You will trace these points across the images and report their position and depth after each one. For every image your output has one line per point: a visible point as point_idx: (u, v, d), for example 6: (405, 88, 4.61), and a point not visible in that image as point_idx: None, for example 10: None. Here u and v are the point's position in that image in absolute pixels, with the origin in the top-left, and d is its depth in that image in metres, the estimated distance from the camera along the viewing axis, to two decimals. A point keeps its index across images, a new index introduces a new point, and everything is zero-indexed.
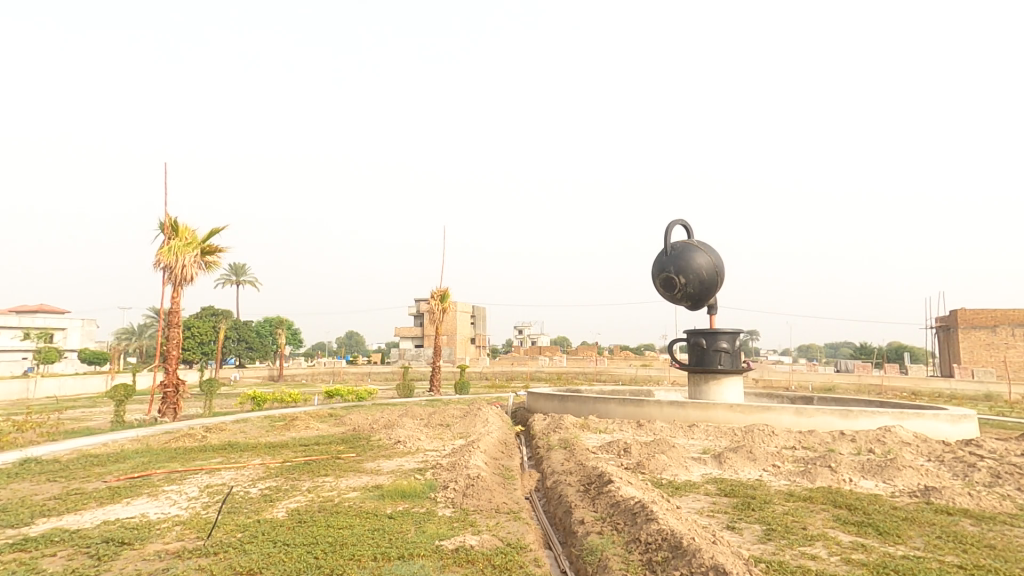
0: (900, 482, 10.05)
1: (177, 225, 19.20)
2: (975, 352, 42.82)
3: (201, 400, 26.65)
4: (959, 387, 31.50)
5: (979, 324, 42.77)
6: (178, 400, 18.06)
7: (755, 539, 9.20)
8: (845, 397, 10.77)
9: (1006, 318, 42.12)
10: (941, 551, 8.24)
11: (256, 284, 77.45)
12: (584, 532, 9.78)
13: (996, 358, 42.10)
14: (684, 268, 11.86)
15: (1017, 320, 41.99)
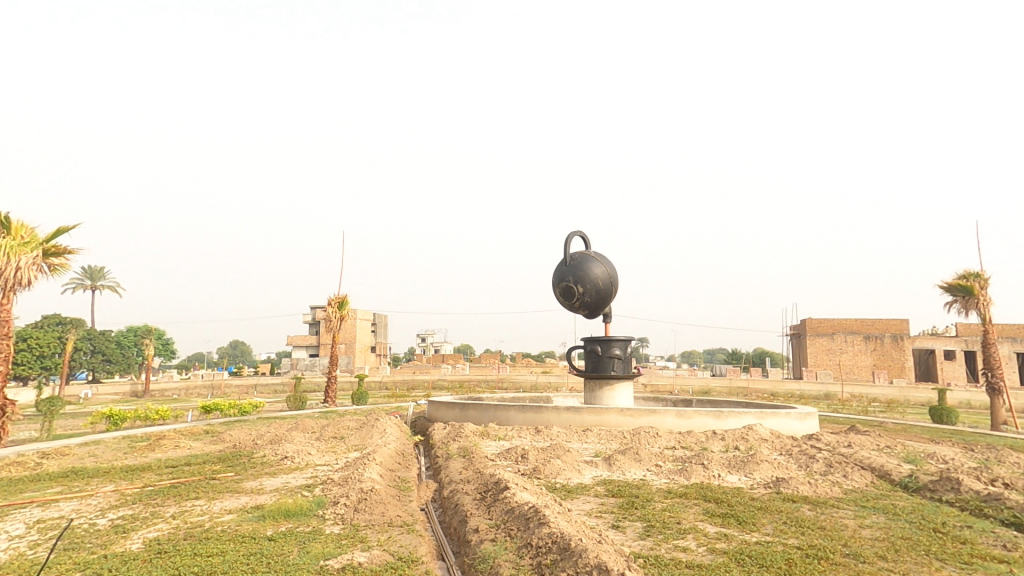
0: (758, 475, 11.22)
1: (9, 222, 16.75)
2: (818, 357, 48.22)
3: (36, 423, 23.22)
4: (807, 389, 35.61)
5: (822, 332, 48.51)
6: (3, 423, 15.76)
7: (635, 536, 9.81)
8: (717, 399, 11.73)
9: (842, 327, 48.22)
10: (786, 537, 9.50)
11: (115, 290, 69.07)
12: (478, 540, 9.79)
13: (835, 361, 47.96)
14: (582, 278, 12.38)
15: (847, 328, 48.18)
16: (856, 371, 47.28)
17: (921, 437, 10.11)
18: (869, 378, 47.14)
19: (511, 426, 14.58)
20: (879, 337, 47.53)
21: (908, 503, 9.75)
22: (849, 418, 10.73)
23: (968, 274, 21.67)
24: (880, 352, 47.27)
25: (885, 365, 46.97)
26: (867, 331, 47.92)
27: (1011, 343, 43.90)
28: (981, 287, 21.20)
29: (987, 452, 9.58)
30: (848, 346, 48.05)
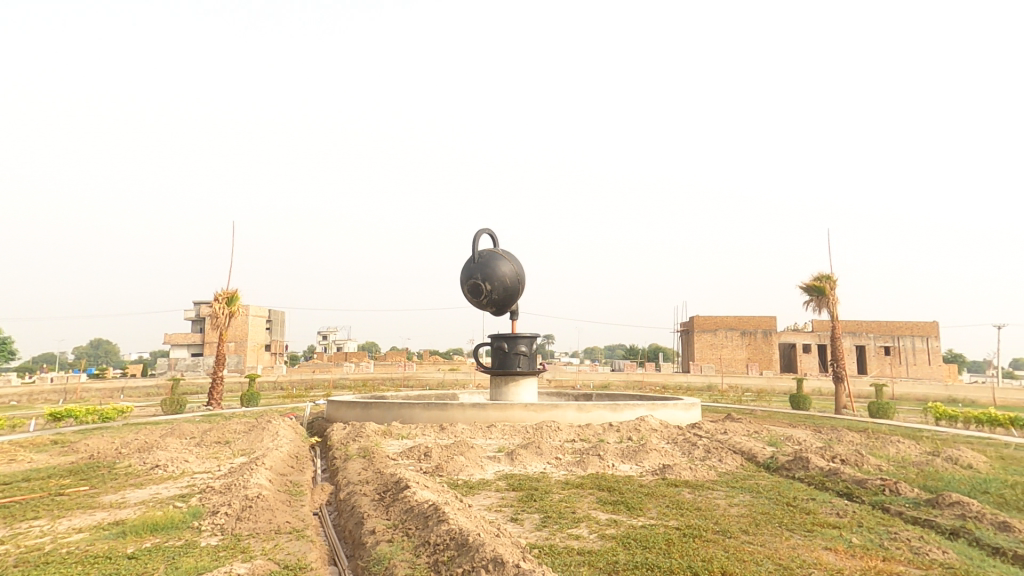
0: (647, 463, 11.98)
1: None
2: (704, 351, 52.81)
3: None
4: (692, 381, 38.72)
5: (707, 328, 53.09)
6: None
7: (532, 527, 10.12)
8: (614, 392, 12.40)
9: (723, 323, 52.84)
10: (667, 518, 10.69)
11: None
12: (373, 542, 9.49)
13: (716, 355, 52.47)
14: (489, 276, 12.52)
15: (727, 325, 52.79)
16: (733, 364, 51.92)
17: (781, 422, 11.28)
18: (744, 369, 51.90)
19: (415, 424, 14.44)
20: (753, 333, 52.31)
21: (768, 482, 10.97)
22: (726, 407, 11.74)
23: (822, 275, 24.62)
24: (754, 346, 52.22)
25: (757, 359, 51.95)
26: (743, 327, 52.65)
27: (853, 337, 50.29)
28: (830, 288, 24.11)
29: (831, 433, 10.91)
30: (728, 340, 52.70)
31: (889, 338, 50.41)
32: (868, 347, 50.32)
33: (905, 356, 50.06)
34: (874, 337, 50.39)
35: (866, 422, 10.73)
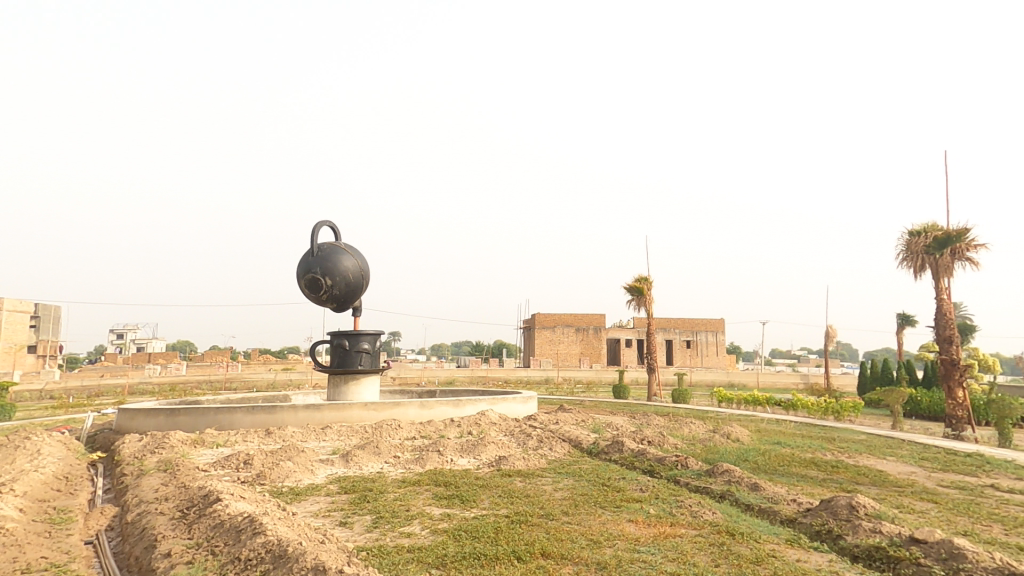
0: (484, 456, 12.38)
1: None
2: (543, 347, 56.74)
3: None
4: (532, 375, 42.11)
5: (547, 325, 57.18)
6: None
7: (362, 530, 9.78)
8: (458, 389, 12.68)
9: (561, 321, 57.22)
10: (498, 506, 11.30)
11: None
12: (166, 567, 8.12)
13: (554, 351, 56.56)
14: (330, 271, 11.89)
15: (563, 322, 57.26)
16: (569, 359, 56.43)
17: (604, 410, 12.41)
18: (577, 363, 56.59)
19: (236, 430, 13.20)
20: (585, 330, 57.09)
21: (589, 465, 12.03)
22: (559, 398, 12.63)
23: (643, 276, 28.09)
24: (587, 342, 56.97)
25: (590, 352, 56.62)
26: (579, 324, 57.17)
27: (665, 332, 57.37)
28: (647, 288, 27.56)
29: (642, 418, 12.23)
30: (565, 337, 56.96)
31: (691, 334, 57.69)
32: (674, 342, 57.59)
33: (703, 350, 57.24)
34: (679, 333, 57.64)
35: (669, 407, 12.20)
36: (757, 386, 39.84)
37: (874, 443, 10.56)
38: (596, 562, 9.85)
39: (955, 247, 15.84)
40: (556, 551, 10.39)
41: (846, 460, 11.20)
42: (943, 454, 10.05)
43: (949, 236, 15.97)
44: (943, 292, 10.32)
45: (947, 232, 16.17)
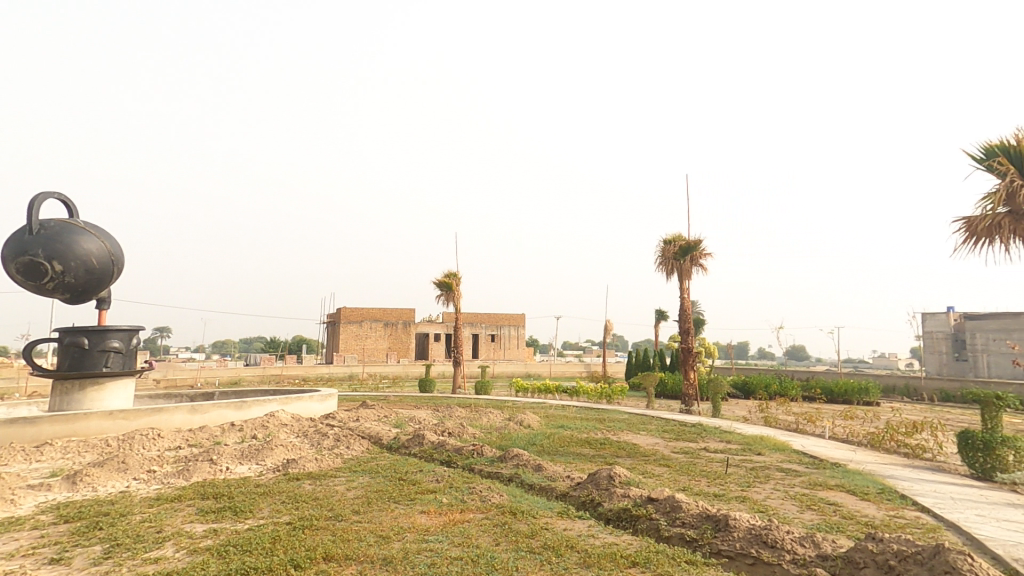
0: (269, 461, 11.45)
1: None
2: (348, 343, 55.65)
3: None
4: (335, 370, 41.85)
5: (354, 319, 56.02)
6: None
7: (84, 564, 7.78)
8: (244, 390, 11.52)
9: (368, 315, 56.28)
10: (279, 514, 10.08)
11: None
12: None
13: (360, 345, 55.86)
14: (72, 256, 10.80)
15: (372, 317, 56.47)
16: (375, 353, 55.99)
17: (409, 405, 12.44)
18: (384, 357, 56.40)
19: None
20: (394, 324, 57.15)
21: (388, 461, 11.98)
22: (361, 395, 12.29)
23: (450, 273, 29.74)
24: (395, 337, 57.16)
25: (397, 348, 56.87)
26: (387, 318, 56.93)
27: (472, 327, 60.53)
28: (456, 284, 29.07)
29: (445, 411, 12.52)
30: (372, 332, 56.46)
31: (495, 328, 61.44)
32: (480, 335, 60.91)
33: (506, 343, 61.27)
34: (484, 327, 61.10)
35: (472, 398, 12.70)
36: (547, 375, 45.74)
37: (633, 421, 12.27)
38: (382, 557, 9.57)
39: (693, 254, 17.61)
40: (342, 551, 9.58)
41: (613, 437, 12.79)
42: (677, 426, 12.12)
43: (689, 244, 17.59)
44: (686, 291, 12.37)
45: (689, 241, 17.94)
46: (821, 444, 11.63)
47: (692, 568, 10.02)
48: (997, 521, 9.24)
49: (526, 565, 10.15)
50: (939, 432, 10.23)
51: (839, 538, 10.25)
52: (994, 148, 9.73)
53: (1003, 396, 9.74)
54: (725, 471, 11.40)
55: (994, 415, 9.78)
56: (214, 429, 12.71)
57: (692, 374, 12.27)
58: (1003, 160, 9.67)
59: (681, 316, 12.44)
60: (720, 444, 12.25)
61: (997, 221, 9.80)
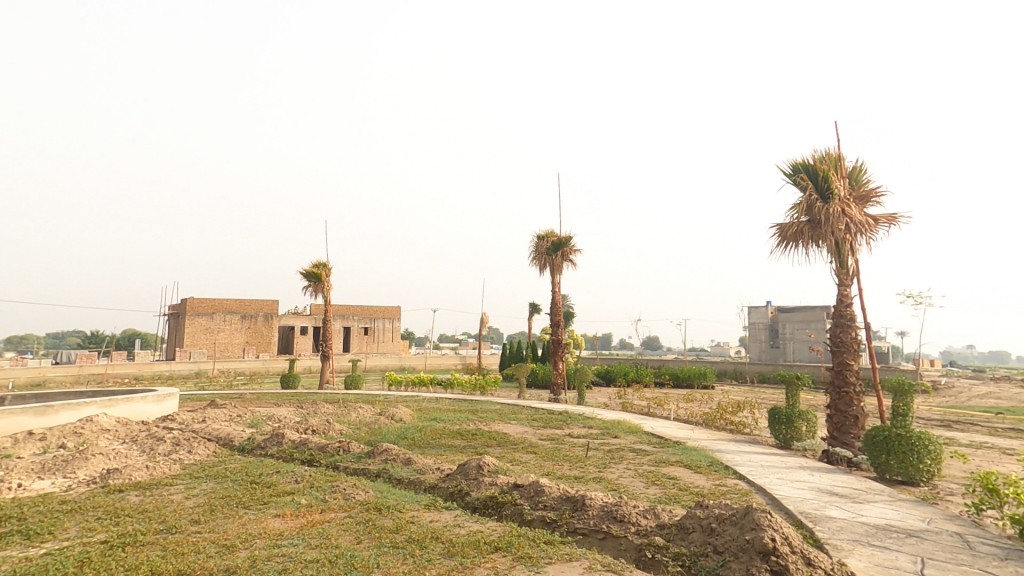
0: (82, 473, 9.96)
1: None
2: (196, 337, 50.66)
3: None
4: (177, 368, 38.35)
5: (201, 312, 51.09)
6: None
7: None
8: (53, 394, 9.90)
9: (221, 307, 51.85)
10: (91, 532, 8.51)
11: None
12: None
13: (210, 339, 51.23)
14: None
15: (225, 308, 52.06)
16: (228, 349, 51.90)
17: (270, 403, 11.60)
18: (240, 352, 52.73)
19: None
20: (254, 316, 53.52)
21: (238, 464, 11.11)
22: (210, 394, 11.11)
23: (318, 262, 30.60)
24: (254, 330, 53.50)
25: (256, 342, 53.35)
26: (244, 310, 52.90)
27: (342, 319, 58.24)
28: (325, 274, 28.39)
29: (309, 407, 11.95)
30: (225, 324, 52.13)
31: (368, 320, 60.29)
32: (351, 329, 59.18)
33: (378, 336, 60.45)
34: (358, 320, 59.53)
35: (340, 394, 12.24)
36: (422, 369, 46.48)
37: (503, 411, 12.66)
38: (224, 568, 8.48)
39: (564, 250, 18.65)
40: (171, 566, 8.19)
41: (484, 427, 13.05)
42: (545, 414, 12.69)
43: (560, 240, 18.51)
44: (557, 285, 12.97)
45: (560, 237, 18.92)
46: (668, 425, 12.89)
47: (549, 548, 10.58)
48: (791, 481, 11.00)
49: (389, 560, 9.82)
50: (755, 409, 11.82)
51: (675, 507, 11.38)
52: (800, 164, 11.33)
53: (801, 376, 11.53)
54: (585, 454, 12.20)
55: (794, 393, 11.56)
56: (2, 441, 10.74)
57: (560, 364, 12.92)
58: (805, 175, 11.31)
59: (553, 309, 13.06)
60: (583, 429, 12.98)
61: (801, 227, 11.46)
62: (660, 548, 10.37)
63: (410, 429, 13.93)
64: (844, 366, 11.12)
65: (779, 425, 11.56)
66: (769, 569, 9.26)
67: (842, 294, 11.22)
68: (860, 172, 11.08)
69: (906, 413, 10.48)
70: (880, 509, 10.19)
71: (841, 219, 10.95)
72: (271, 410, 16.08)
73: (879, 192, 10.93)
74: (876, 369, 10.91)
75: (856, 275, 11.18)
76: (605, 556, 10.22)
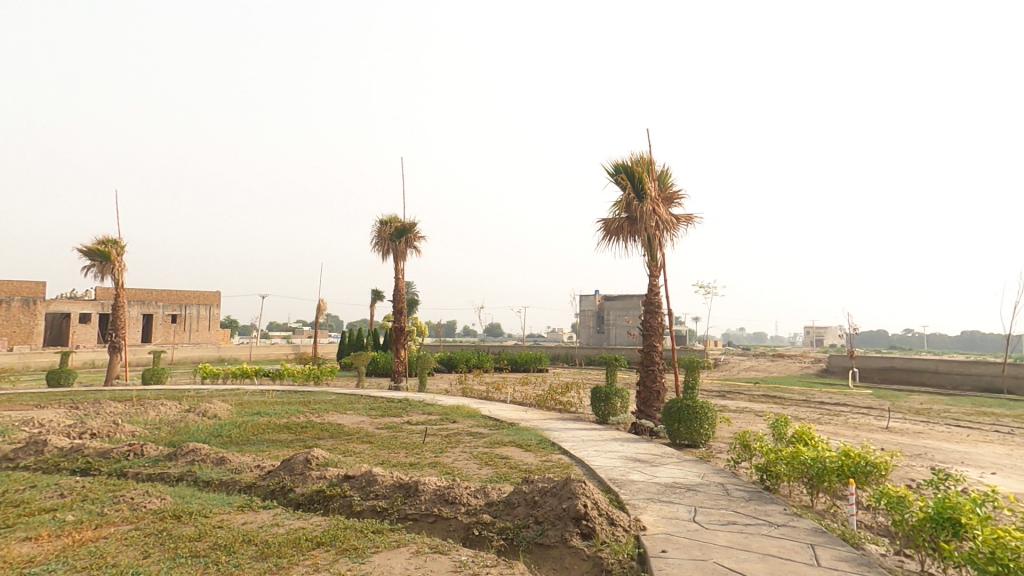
0: None
1: None
2: None
3: None
4: None
5: None
6: None
7: None
8: None
9: None
10: None
11: None
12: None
13: None
14: None
15: None
16: None
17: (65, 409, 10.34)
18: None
19: None
20: (6, 301, 44.71)
21: None
22: None
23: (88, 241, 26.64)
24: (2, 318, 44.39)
25: (7, 333, 44.29)
26: None
27: (140, 306, 51.61)
28: (116, 253, 24.85)
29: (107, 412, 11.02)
30: None
31: (177, 308, 54.42)
32: (155, 316, 52.91)
33: (191, 323, 55.28)
34: (162, 307, 53.38)
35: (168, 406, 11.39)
36: (246, 359, 43.77)
37: (340, 401, 12.45)
38: None
39: (407, 237, 18.66)
40: None
41: (314, 419, 13.02)
42: (383, 402, 12.65)
43: (403, 227, 18.52)
44: (400, 272, 13.07)
45: (404, 224, 18.90)
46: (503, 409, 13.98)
47: (377, 537, 10.30)
48: (605, 452, 12.22)
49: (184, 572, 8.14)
50: (580, 390, 12.86)
51: (504, 485, 11.94)
52: (620, 165, 12.47)
53: (618, 357, 12.80)
54: (422, 440, 12.44)
55: (613, 372, 12.78)
56: None
57: (402, 351, 13.05)
58: (624, 176, 12.47)
59: (395, 296, 13.07)
60: (422, 415, 13.07)
61: (621, 223, 12.59)
62: (487, 525, 10.78)
63: (224, 424, 12.76)
64: (652, 347, 12.56)
65: (599, 402, 12.81)
66: (579, 532, 10.23)
67: (652, 284, 12.60)
68: (666, 176, 12.61)
69: (693, 387, 12.26)
70: (670, 470, 11.77)
71: (652, 217, 12.29)
72: (32, 415, 13.29)
73: (679, 194, 12.54)
74: (675, 350, 12.49)
75: (663, 268, 12.64)
76: (433, 538, 10.36)
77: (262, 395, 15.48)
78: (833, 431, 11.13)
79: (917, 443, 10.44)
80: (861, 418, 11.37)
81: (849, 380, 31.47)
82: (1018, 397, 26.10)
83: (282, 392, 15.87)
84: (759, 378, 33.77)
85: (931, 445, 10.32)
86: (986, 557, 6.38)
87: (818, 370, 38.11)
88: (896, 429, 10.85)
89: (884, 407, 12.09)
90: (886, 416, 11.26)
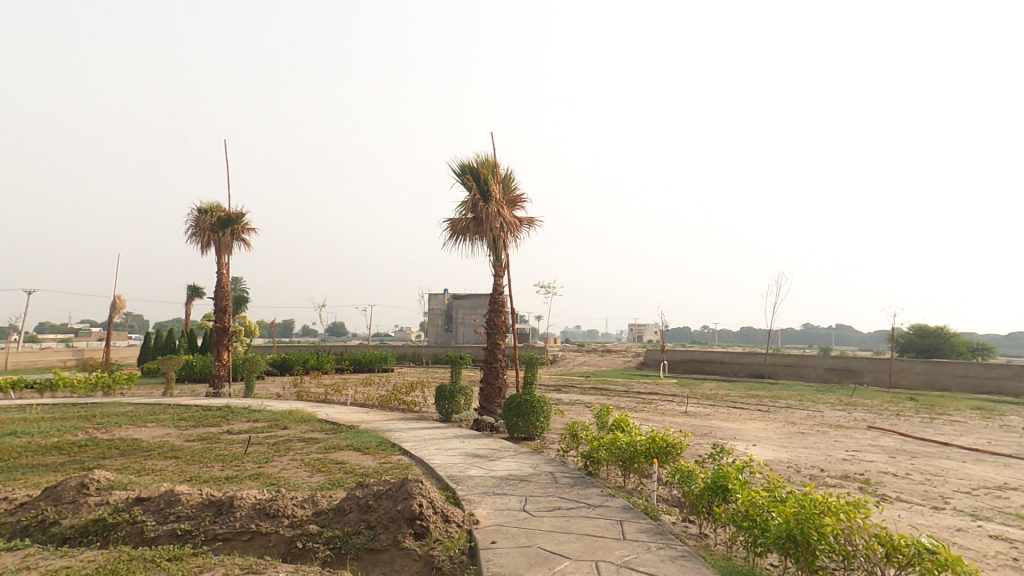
0: None
1: None
2: None
3: None
4: None
5: None
6: None
7: None
8: None
9: None
10: None
11: None
12: None
13: None
14: None
15: None
16: None
17: None
18: None
19: None
20: None
21: None
22: None
23: None
24: None
25: None
26: None
27: None
28: None
29: None
30: None
31: None
32: None
33: None
34: None
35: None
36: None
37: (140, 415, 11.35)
38: None
39: (232, 228, 17.19)
40: None
41: (99, 436, 11.75)
42: (198, 416, 12.61)
43: (227, 216, 16.98)
44: (224, 266, 11.85)
45: (230, 213, 17.31)
46: (341, 412, 14.28)
47: (173, 565, 8.50)
48: (445, 450, 12.32)
49: None
50: (424, 388, 12.62)
51: (336, 492, 11.05)
52: (467, 166, 12.67)
53: (463, 355, 12.96)
54: (244, 451, 11.62)
55: (457, 370, 12.89)
56: None
57: (224, 353, 11.84)
58: (469, 176, 12.67)
59: (218, 292, 11.83)
60: (246, 424, 12.91)
61: (467, 223, 12.77)
62: (313, 536, 9.70)
63: None
64: (496, 345, 12.92)
65: (444, 400, 13.03)
66: (413, 532, 9.71)
67: (497, 284, 12.96)
68: (511, 180, 13.14)
69: (531, 382, 12.91)
70: (506, 463, 12.18)
71: (496, 218, 12.62)
72: None
73: (522, 198, 13.11)
74: (516, 347, 12.82)
75: (507, 269, 13.09)
76: (246, 558, 8.89)
77: (22, 411, 13.05)
78: (645, 417, 12.58)
79: (705, 424, 12.21)
80: (666, 405, 13.06)
81: (662, 371, 36.51)
82: (773, 380, 32.73)
83: (54, 406, 13.48)
84: (591, 372, 37.47)
85: (715, 424, 12.18)
86: (740, 514, 7.45)
87: (637, 363, 43.09)
88: (691, 413, 12.63)
89: (683, 395, 14.14)
90: (685, 403, 13.08)
